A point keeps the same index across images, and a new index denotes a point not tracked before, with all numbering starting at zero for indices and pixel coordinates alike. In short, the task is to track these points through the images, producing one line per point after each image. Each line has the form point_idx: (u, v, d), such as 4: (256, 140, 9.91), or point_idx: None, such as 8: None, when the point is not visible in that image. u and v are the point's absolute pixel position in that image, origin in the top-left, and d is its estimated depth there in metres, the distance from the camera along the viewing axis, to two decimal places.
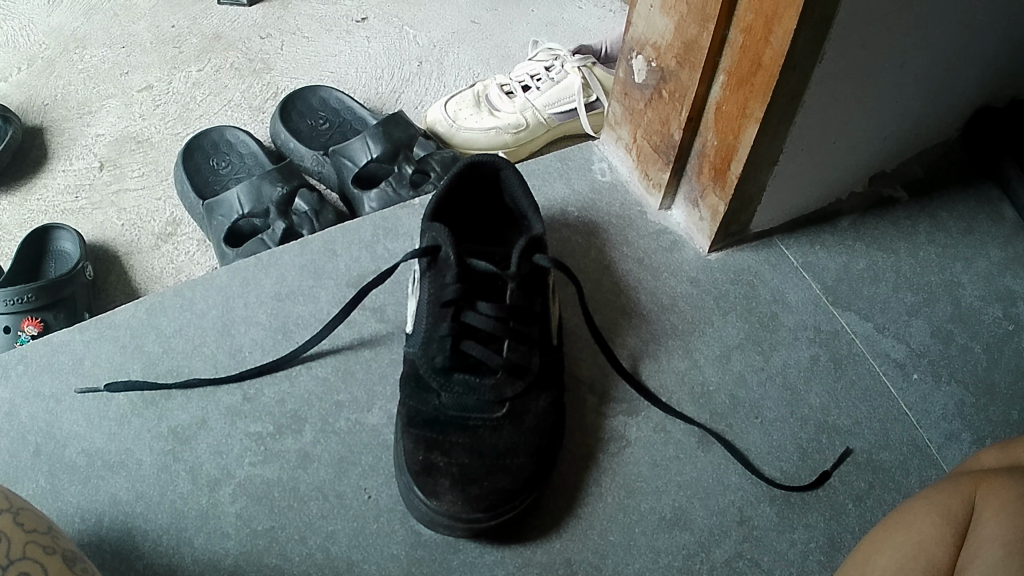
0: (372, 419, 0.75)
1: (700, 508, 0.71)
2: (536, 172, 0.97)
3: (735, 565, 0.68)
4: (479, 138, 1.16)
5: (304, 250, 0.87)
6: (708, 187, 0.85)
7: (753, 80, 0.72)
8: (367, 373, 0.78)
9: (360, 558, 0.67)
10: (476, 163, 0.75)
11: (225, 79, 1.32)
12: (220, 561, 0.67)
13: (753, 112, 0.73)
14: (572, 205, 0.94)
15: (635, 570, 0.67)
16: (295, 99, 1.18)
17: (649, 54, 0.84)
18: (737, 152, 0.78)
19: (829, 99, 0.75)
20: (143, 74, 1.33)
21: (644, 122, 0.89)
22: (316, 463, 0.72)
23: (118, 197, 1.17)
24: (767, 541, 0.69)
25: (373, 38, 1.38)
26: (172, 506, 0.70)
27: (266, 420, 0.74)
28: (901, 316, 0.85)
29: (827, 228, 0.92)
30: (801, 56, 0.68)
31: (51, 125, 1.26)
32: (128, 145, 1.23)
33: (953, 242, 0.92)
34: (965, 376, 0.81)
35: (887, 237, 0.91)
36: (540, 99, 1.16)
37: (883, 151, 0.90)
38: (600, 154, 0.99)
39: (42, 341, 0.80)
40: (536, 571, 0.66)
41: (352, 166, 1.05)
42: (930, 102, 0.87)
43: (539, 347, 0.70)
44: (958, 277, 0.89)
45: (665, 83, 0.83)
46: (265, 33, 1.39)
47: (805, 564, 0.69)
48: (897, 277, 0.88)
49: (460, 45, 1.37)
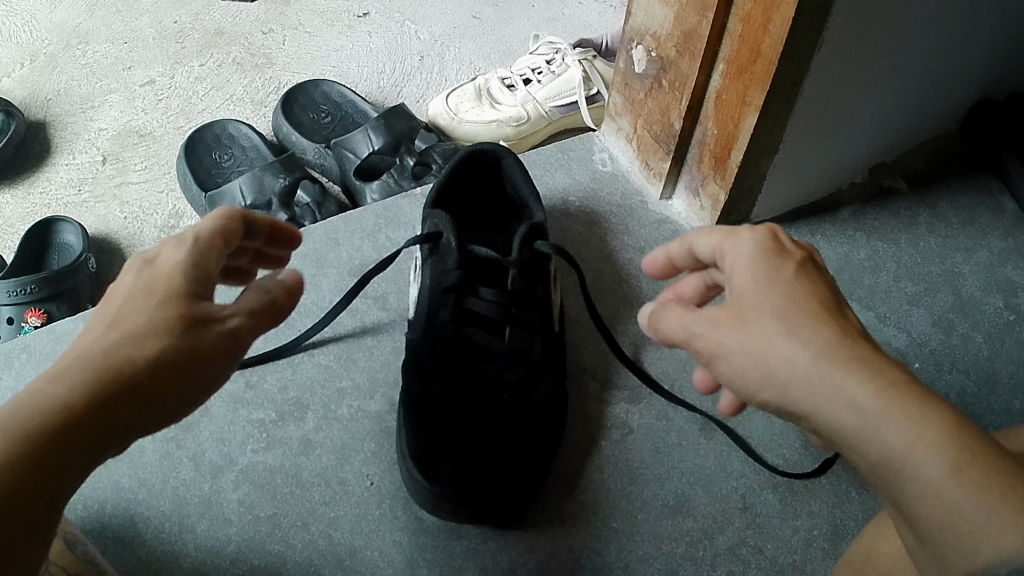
0: (374, 407, 0.75)
1: (702, 495, 0.71)
2: (537, 163, 0.97)
3: (739, 551, 0.68)
4: (480, 131, 1.15)
5: (305, 240, 0.87)
6: (709, 176, 0.85)
7: (752, 68, 0.72)
8: (369, 361, 0.78)
9: (363, 545, 0.67)
10: (477, 152, 0.75)
11: (227, 73, 1.32)
12: (223, 548, 0.67)
13: (753, 101, 0.73)
14: (573, 195, 0.94)
15: (638, 557, 0.67)
16: (297, 93, 1.19)
17: (649, 43, 0.84)
18: (737, 141, 0.78)
19: (830, 88, 0.75)
20: (146, 69, 1.33)
21: (644, 112, 0.89)
22: (319, 450, 0.72)
23: (120, 190, 1.17)
24: (770, 528, 0.69)
25: (374, 33, 1.38)
26: (175, 493, 0.70)
27: (268, 408, 0.74)
28: (902, 306, 0.85)
29: (828, 219, 0.92)
30: (800, 43, 0.68)
31: (54, 120, 1.26)
32: (131, 138, 1.24)
33: (954, 233, 0.92)
34: (966, 365, 0.81)
35: (889, 228, 0.91)
36: (541, 93, 1.16)
37: (884, 141, 0.90)
38: (601, 145, 0.99)
39: (45, 330, 0.80)
40: (539, 557, 0.66)
41: (354, 159, 1.05)
42: (931, 92, 0.87)
43: (540, 333, 0.70)
44: (959, 268, 0.89)
45: (665, 73, 0.83)
46: (267, 28, 1.39)
47: (809, 551, 0.68)
48: (898, 267, 0.88)
49: (461, 40, 1.37)
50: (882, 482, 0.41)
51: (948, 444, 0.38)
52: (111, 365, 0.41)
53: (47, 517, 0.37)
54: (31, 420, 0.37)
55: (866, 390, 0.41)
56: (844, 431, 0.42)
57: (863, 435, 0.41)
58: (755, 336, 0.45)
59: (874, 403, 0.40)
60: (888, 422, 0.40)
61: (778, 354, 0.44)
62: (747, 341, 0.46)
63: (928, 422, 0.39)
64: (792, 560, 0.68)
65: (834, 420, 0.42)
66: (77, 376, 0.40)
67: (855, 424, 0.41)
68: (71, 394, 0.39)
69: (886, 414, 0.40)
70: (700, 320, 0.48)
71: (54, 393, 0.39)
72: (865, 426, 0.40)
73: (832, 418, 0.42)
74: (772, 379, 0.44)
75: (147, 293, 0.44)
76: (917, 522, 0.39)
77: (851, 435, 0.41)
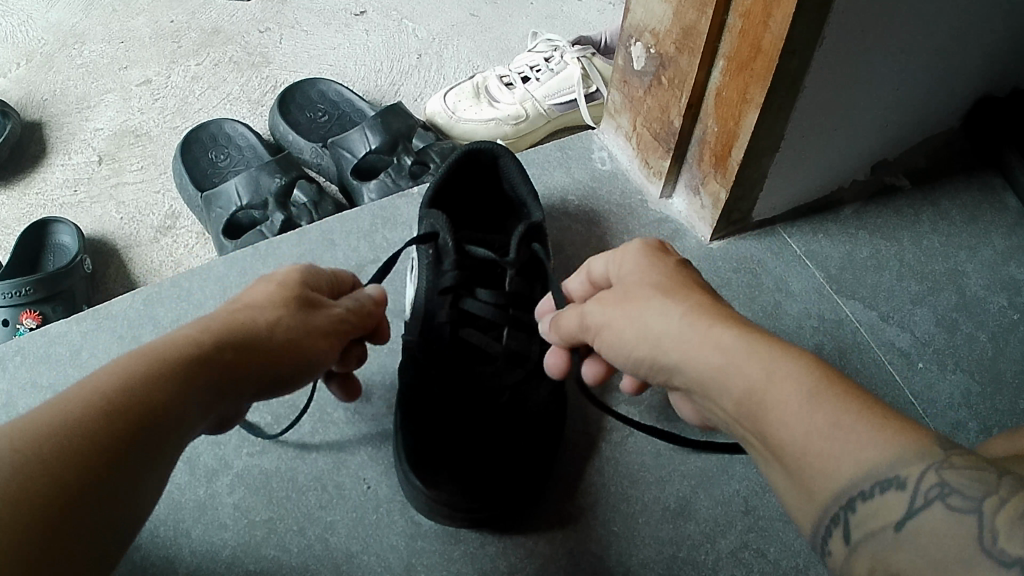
0: (372, 409, 0.74)
1: (704, 498, 0.70)
2: (536, 162, 0.96)
3: (741, 555, 0.67)
4: (478, 129, 1.14)
5: (302, 240, 0.87)
6: (709, 174, 0.84)
7: (752, 64, 0.71)
8: (366, 362, 0.77)
9: (360, 550, 0.66)
10: (474, 151, 0.75)
11: (224, 73, 1.31)
12: (219, 552, 0.66)
13: (753, 97, 0.73)
14: (572, 194, 0.93)
15: (639, 561, 0.66)
16: (294, 92, 1.18)
17: (648, 40, 0.83)
18: (737, 138, 0.77)
19: (831, 85, 0.74)
20: (142, 68, 1.32)
21: (644, 110, 0.88)
22: (316, 453, 0.71)
23: (117, 190, 1.17)
24: (773, 531, 0.68)
25: (372, 31, 1.37)
26: (170, 497, 0.69)
27: (264, 410, 0.74)
28: (905, 305, 0.84)
29: (830, 217, 0.91)
30: (801, 40, 0.67)
31: (50, 120, 1.26)
32: (127, 139, 1.23)
33: (957, 232, 0.91)
34: (970, 365, 0.80)
35: (891, 226, 0.90)
36: (540, 91, 1.15)
37: (887, 139, 0.89)
38: (601, 143, 0.98)
39: (39, 332, 0.80)
40: (539, 561, 0.66)
41: (351, 158, 1.04)
42: (934, 89, 0.86)
43: (533, 335, 0.69)
44: (962, 266, 0.88)
45: (664, 70, 0.82)
46: (264, 27, 1.38)
47: (812, 555, 0.67)
48: (901, 265, 0.87)
49: (460, 38, 1.36)
50: (751, 427, 0.47)
51: (802, 370, 0.45)
52: (242, 335, 0.53)
53: (175, 437, 0.46)
54: (185, 357, 0.48)
55: (726, 347, 0.48)
56: (711, 388, 0.49)
57: (727, 385, 0.48)
58: (636, 318, 0.53)
59: (736, 347, 0.48)
60: (744, 375, 0.47)
61: (652, 330, 0.52)
62: (628, 323, 0.54)
63: (774, 364, 0.46)
64: (795, 564, 0.67)
65: (702, 380, 0.50)
66: (215, 335, 0.51)
67: (717, 375, 0.48)
68: (211, 348, 0.50)
69: (738, 364, 0.47)
70: (599, 316, 0.56)
71: (201, 342, 0.50)
72: (726, 377, 0.48)
73: (701, 373, 0.49)
74: (652, 355, 0.53)
75: (278, 291, 0.58)
76: (782, 454, 0.44)
77: (716, 387, 0.49)
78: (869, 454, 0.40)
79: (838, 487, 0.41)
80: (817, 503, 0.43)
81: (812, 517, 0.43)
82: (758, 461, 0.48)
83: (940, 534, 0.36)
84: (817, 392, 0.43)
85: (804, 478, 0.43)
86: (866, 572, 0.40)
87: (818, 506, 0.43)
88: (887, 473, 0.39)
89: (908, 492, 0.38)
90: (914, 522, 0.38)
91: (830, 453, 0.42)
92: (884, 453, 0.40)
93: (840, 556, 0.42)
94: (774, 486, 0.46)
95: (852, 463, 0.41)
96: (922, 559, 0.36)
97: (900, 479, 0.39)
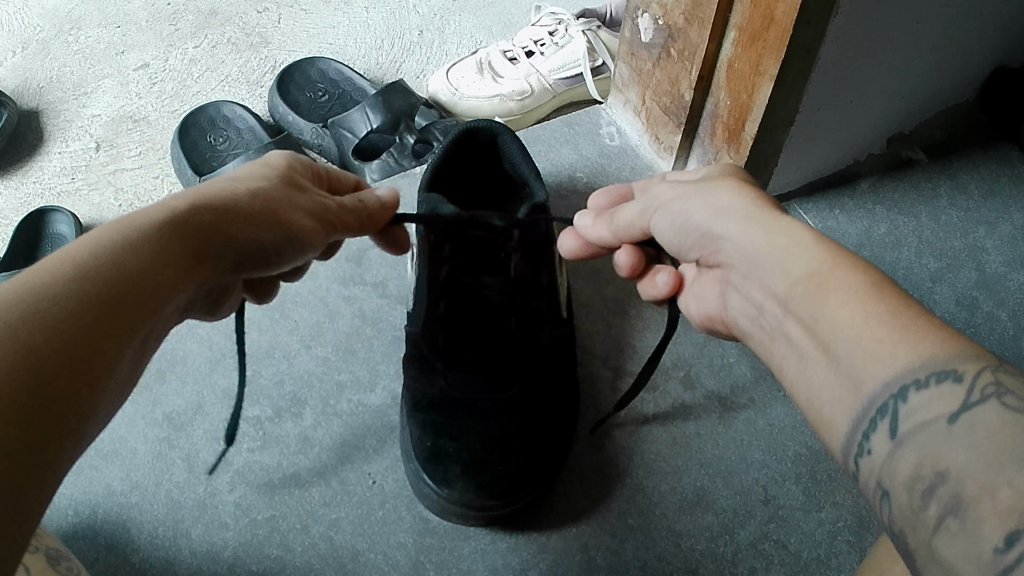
0: (375, 400, 0.72)
1: (722, 488, 0.67)
2: (543, 139, 0.93)
3: (760, 547, 0.63)
4: (483, 106, 1.11)
5: None
6: (722, 149, 0.80)
7: (765, 35, 0.67)
8: (369, 352, 0.75)
9: (366, 547, 0.64)
10: (472, 130, 0.69)
11: (222, 54, 1.28)
12: (219, 552, 0.64)
13: (767, 69, 0.69)
14: (580, 171, 0.90)
15: (656, 554, 0.63)
16: (294, 72, 1.15)
17: (656, 11, 0.79)
18: (751, 112, 0.73)
19: (847, 58, 0.70)
20: (140, 53, 1.29)
21: (653, 83, 0.85)
22: (317, 448, 0.69)
23: (115, 177, 1.13)
24: (794, 521, 0.65)
25: (372, 8, 1.33)
26: (168, 496, 0.67)
27: (264, 404, 0.72)
28: (925, 282, 0.81)
29: (846, 191, 0.87)
30: (816, 9, 0.63)
31: (46, 107, 1.22)
32: (124, 124, 1.20)
33: (977, 206, 0.87)
34: (991, 345, 0.76)
35: (909, 201, 0.87)
36: (545, 66, 1.10)
37: (905, 110, 0.85)
38: (609, 118, 0.95)
39: None
40: (552, 557, 0.63)
41: (351, 138, 1.03)
42: (957, 55, 0.81)
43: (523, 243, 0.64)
44: (982, 242, 0.84)
45: (673, 42, 0.78)
46: (263, 7, 1.35)
47: (833, 544, 0.64)
48: (919, 241, 0.84)
49: (460, 13, 1.31)
50: (795, 311, 0.48)
51: (872, 271, 0.46)
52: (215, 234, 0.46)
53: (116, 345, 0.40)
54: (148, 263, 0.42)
55: (790, 234, 0.50)
56: (761, 271, 0.51)
57: (783, 268, 0.49)
58: (696, 200, 0.55)
59: (792, 238, 0.50)
60: (801, 258, 0.48)
61: (711, 213, 0.54)
62: (687, 207, 0.55)
63: (836, 256, 0.47)
64: (816, 555, 0.63)
65: (755, 265, 0.51)
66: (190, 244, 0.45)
67: (774, 261, 0.50)
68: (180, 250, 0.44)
69: (798, 248, 0.49)
70: (662, 193, 0.57)
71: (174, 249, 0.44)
72: (783, 261, 0.49)
73: (754, 254, 0.51)
74: (707, 235, 0.55)
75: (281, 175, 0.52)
76: (825, 334, 0.45)
77: (771, 274, 0.50)
78: (927, 348, 0.40)
79: (889, 377, 0.41)
80: (864, 395, 0.42)
81: (852, 411, 0.43)
82: (790, 358, 0.49)
83: (997, 430, 0.36)
84: (879, 286, 0.44)
85: (853, 368, 0.43)
86: (909, 466, 0.39)
87: (863, 397, 0.42)
88: (945, 366, 0.39)
89: (965, 387, 0.38)
90: (970, 415, 0.37)
91: (885, 343, 0.42)
92: (942, 350, 0.40)
93: (882, 454, 0.41)
94: (814, 382, 0.46)
95: (904, 352, 0.41)
96: (976, 451, 0.36)
97: (958, 373, 0.39)
